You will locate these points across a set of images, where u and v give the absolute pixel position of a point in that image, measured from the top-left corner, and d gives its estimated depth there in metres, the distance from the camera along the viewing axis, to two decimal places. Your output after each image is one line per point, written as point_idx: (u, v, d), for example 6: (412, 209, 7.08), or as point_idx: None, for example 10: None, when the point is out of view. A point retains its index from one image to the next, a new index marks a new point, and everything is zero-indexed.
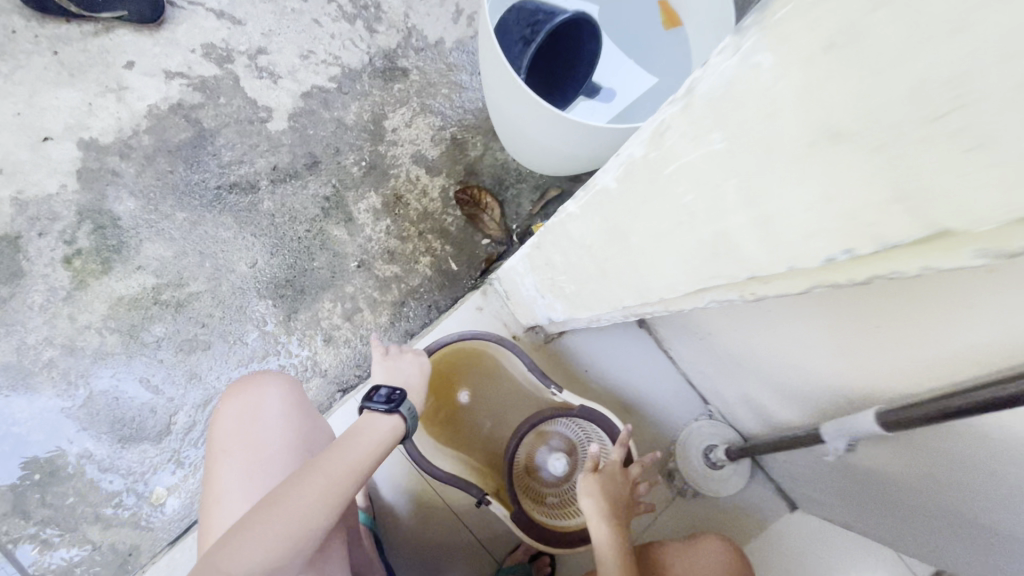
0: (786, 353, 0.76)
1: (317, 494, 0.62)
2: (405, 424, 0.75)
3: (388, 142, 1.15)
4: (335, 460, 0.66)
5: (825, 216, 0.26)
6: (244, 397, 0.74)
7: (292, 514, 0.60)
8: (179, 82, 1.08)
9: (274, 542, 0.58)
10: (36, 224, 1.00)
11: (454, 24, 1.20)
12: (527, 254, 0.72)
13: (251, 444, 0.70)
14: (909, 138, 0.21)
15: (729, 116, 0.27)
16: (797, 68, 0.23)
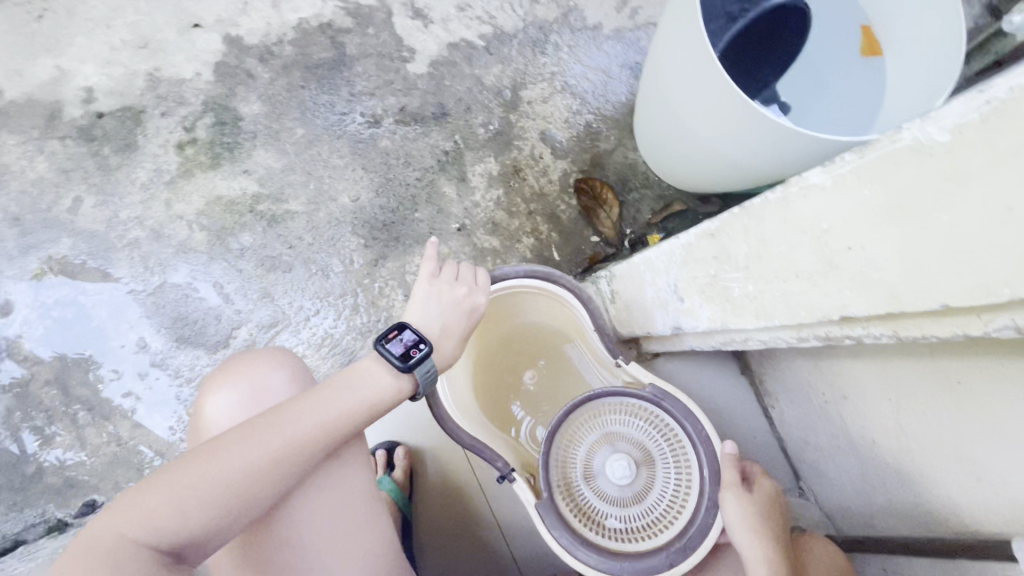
0: (958, 440, 0.62)
1: (267, 454, 0.51)
2: (413, 389, 0.62)
3: (521, 112, 1.09)
4: (301, 413, 0.54)
5: None
6: (238, 380, 0.63)
7: (225, 472, 0.49)
8: (334, 3, 1.06)
9: (195, 504, 0.48)
10: (162, 103, 0.99)
11: (616, 13, 1.15)
12: (684, 244, 0.63)
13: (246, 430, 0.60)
14: None
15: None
16: None
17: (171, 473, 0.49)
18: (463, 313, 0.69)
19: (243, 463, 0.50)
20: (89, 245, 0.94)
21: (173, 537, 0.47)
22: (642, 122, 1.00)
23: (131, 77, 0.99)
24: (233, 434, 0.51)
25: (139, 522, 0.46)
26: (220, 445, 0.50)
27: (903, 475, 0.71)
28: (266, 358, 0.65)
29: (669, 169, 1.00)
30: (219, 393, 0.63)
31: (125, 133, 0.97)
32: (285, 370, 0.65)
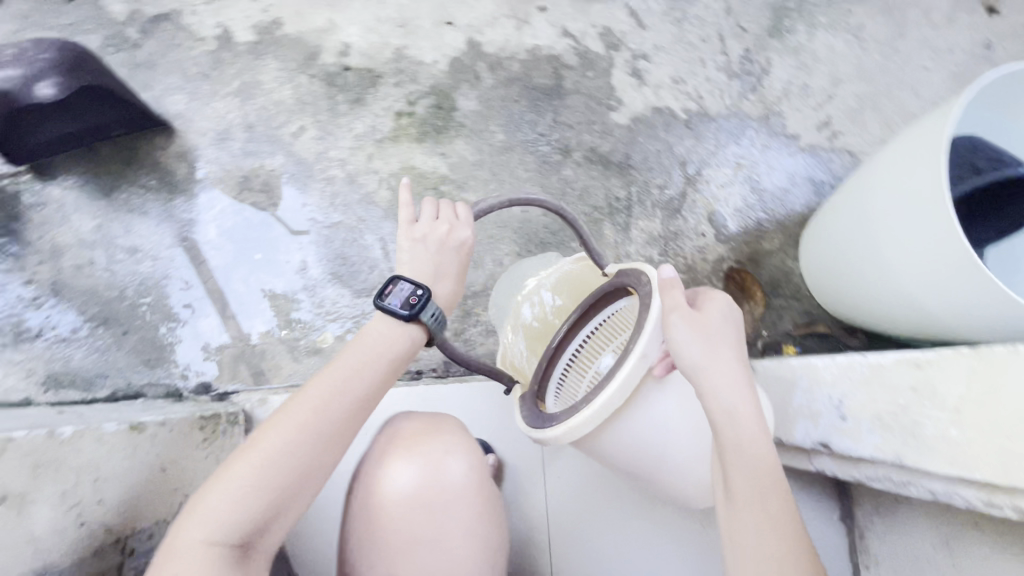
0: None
1: (318, 440, 0.57)
2: (426, 335, 0.67)
3: (699, 188, 1.12)
4: (328, 389, 0.59)
5: None
6: (390, 428, 0.72)
7: (286, 460, 0.55)
8: (568, 41, 1.17)
9: (260, 491, 0.54)
10: (399, 76, 1.11)
11: (816, 130, 1.18)
12: (872, 364, 0.62)
13: (375, 459, 0.69)
14: None
15: None
16: None
17: (220, 476, 0.54)
18: (450, 252, 0.71)
19: (297, 449, 0.56)
20: (296, 169, 1.05)
21: (232, 529, 0.53)
22: (819, 234, 1.00)
23: (383, 47, 1.12)
24: (277, 426, 0.57)
25: (199, 526, 0.52)
26: (264, 436, 0.56)
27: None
28: (407, 415, 0.74)
29: (831, 291, 1.00)
30: (382, 435, 0.73)
31: (360, 89, 1.10)
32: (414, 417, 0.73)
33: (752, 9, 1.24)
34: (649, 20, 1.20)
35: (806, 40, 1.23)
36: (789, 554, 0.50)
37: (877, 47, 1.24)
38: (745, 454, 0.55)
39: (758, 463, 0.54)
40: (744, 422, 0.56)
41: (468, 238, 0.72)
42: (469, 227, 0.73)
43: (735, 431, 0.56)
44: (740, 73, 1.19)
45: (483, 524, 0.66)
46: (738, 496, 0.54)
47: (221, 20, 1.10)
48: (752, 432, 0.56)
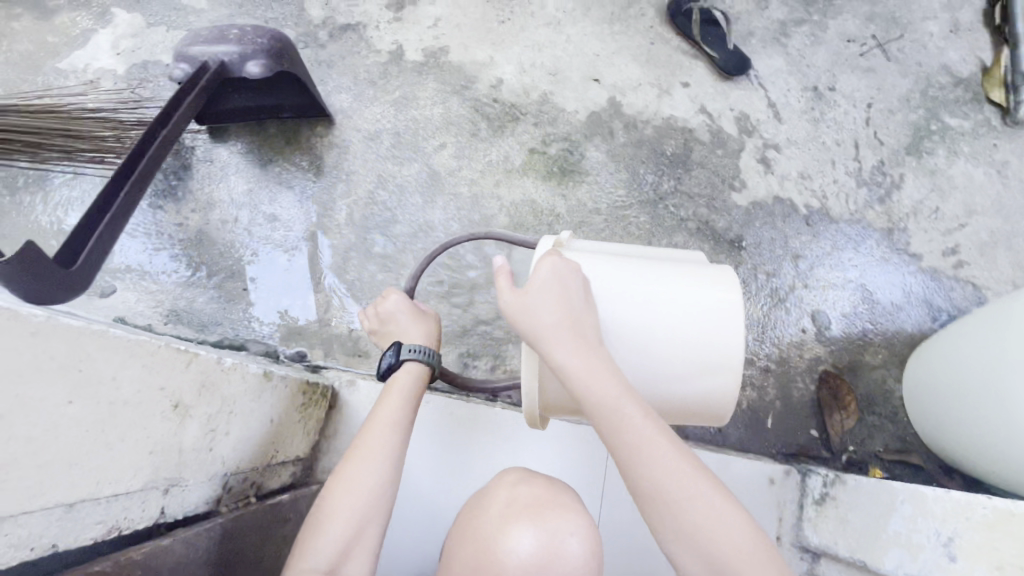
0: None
1: (386, 471, 0.68)
2: (415, 359, 0.77)
3: (807, 283, 1.11)
4: (381, 425, 0.71)
5: None
6: (504, 494, 0.63)
7: (363, 488, 0.66)
8: (704, 118, 1.21)
9: (343, 512, 0.65)
10: (539, 117, 1.19)
11: (942, 255, 1.15)
12: (999, 510, 0.58)
13: (490, 533, 0.59)
14: None
15: None
16: None
17: (319, 511, 0.65)
18: (395, 319, 0.82)
19: (370, 477, 0.67)
20: (429, 179, 1.14)
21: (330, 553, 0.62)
22: (933, 359, 0.95)
23: (531, 88, 1.21)
24: (349, 459, 0.69)
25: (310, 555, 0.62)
26: (343, 467, 0.68)
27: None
28: (513, 476, 0.66)
29: (935, 420, 0.94)
30: (495, 499, 0.63)
31: (503, 121, 1.18)
32: (530, 483, 0.64)
33: (893, 124, 1.24)
34: (787, 114, 1.23)
35: (945, 165, 1.22)
36: (686, 489, 0.55)
37: (1021, 186, 1.20)
38: (603, 412, 0.58)
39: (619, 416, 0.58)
40: (579, 381, 0.59)
41: (393, 293, 0.83)
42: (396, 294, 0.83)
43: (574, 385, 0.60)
44: (869, 182, 1.19)
45: None
46: (617, 451, 0.58)
47: (397, 39, 1.23)
48: (586, 385, 0.59)
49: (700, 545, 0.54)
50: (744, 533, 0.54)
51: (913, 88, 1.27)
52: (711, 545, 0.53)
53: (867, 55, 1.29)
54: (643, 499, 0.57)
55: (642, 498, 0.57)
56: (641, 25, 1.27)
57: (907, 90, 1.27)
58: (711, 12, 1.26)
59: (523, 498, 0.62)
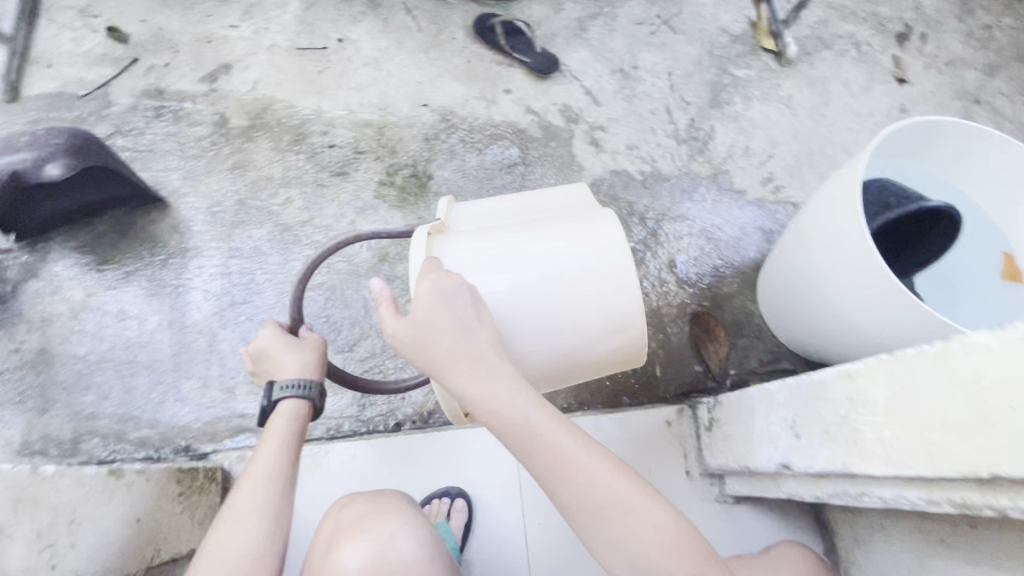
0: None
1: (256, 524, 0.66)
2: (292, 398, 0.75)
3: (657, 240, 1.21)
4: (252, 479, 0.69)
5: None
6: (331, 520, 0.71)
7: (238, 552, 0.64)
8: (531, 117, 1.31)
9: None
10: (379, 151, 1.23)
11: (761, 185, 1.30)
12: (814, 381, 0.67)
13: (328, 556, 0.67)
14: None
15: None
16: None
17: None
18: (269, 358, 0.78)
19: (246, 536, 0.65)
20: (282, 235, 1.13)
21: None
22: (770, 276, 1.08)
23: (365, 127, 1.25)
24: (221, 526, 0.66)
25: None
26: (217, 534, 0.65)
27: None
28: (340, 501, 0.74)
29: (788, 326, 1.05)
30: (326, 528, 0.71)
31: (344, 164, 1.21)
32: (354, 502, 0.72)
33: (693, 86, 1.40)
34: (603, 97, 1.35)
35: (744, 109, 1.39)
36: (608, 495, 0.58)
37: (806, 114, 1.40)
38: (520, 433, 0.59)
39: (527, 423, 0.60)
40: (486, 405, 0.60)
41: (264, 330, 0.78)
42: (265, 332, 0.78)
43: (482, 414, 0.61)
44: (687, 139, 1.33)
45: None
46: (535, 469, 0.59)
47: (218, 109, 1.23)
48: (491, 408, 0.60)
49: (627, 549, 0.56)
50: (674, 528, 0.57)
51: (701, 52, 1.45)
52: (638, 547, 0.56)
53: (657, 32, 1.46)
54: (560, 499, 0.59)
55: (567, 514, 0.59)
56: (454, 48, 1.36)
57: (696, 55, 1.44)
58: (513, 24, 1.38)
59: (349, 518, 0.70)
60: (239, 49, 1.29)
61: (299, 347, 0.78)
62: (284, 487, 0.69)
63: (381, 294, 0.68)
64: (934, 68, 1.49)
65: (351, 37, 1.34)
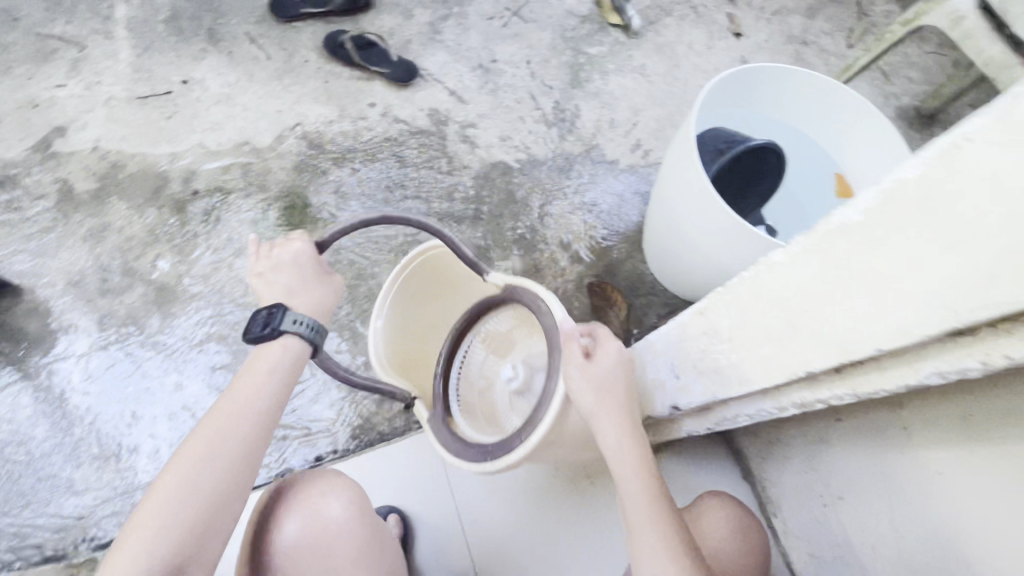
0: (988, 513, 0.59)
1: (217, 464, 0.63)
2: (297, 337, 0.73)
3: (544, 222, 1.26)
4: (231, 416, 0.66)
5: (932, 298, 0.37)
6: (274, 486, 0.76)
7: (195, 491, 0.61)
8: (400, 126, 1.31)
9: (168, 521, 0.59)
10: (248, 187, 1.19)
11: (631, 152, 1.37)
12: (679, 323, 0.72)
13: (265, 520, 0.72)
14: (984, 248, 0.33)
15: (908, 215, 0.38)
16: (921, 197, 0.36)
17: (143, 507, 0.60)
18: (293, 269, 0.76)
19: (206, 475, 0.62)
20: (158, 295, 1.08)
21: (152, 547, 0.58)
22: (650, 236, 1.15)
23: (229, 166, 1.21)
24: (181, 463, 0.62)
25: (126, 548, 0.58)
26: (178, 468, 0.62)
27: (954, 564, 0.63)
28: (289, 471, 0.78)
29: (674, 279, 1.13)
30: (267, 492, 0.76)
31: (212, 208, 1.16)
32: (300, 473, 0.77)
33: (552, 70, 1.46)
34: (468, 94, 1.38)
35: (603, 84, 1.46)
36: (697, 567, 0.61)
37: (660, 79, 1.49)
38: (649, 485, 0.67)
39: (634, 466, 0.68)
40: (629, 457, 0.68)
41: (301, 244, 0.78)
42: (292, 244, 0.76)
43: (622, 461, 0.69)
44: (556, 121, 1.39)
45: (367, 551, 0.73)
46: (645, 520, 0.65)
47: (60, 177, 1.15)
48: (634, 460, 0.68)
49: None
50: None
51: (554, 37, 1.50)
52: None
53: (509, 24, 1.50)
54: (653, 551, 0.62)
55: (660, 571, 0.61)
56: (309, 71, 1.34)
57: (550, 40, 1.50)
58: (364, 37, 1.37)
59: (292, 486, 0.75)
60: (73, 109, 1.21)
61: (318, 283, 0.79)
62: (261, 427, 0.67)
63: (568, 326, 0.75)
64: (764, 19, 1.63)
65: (196, 77, 1.28)
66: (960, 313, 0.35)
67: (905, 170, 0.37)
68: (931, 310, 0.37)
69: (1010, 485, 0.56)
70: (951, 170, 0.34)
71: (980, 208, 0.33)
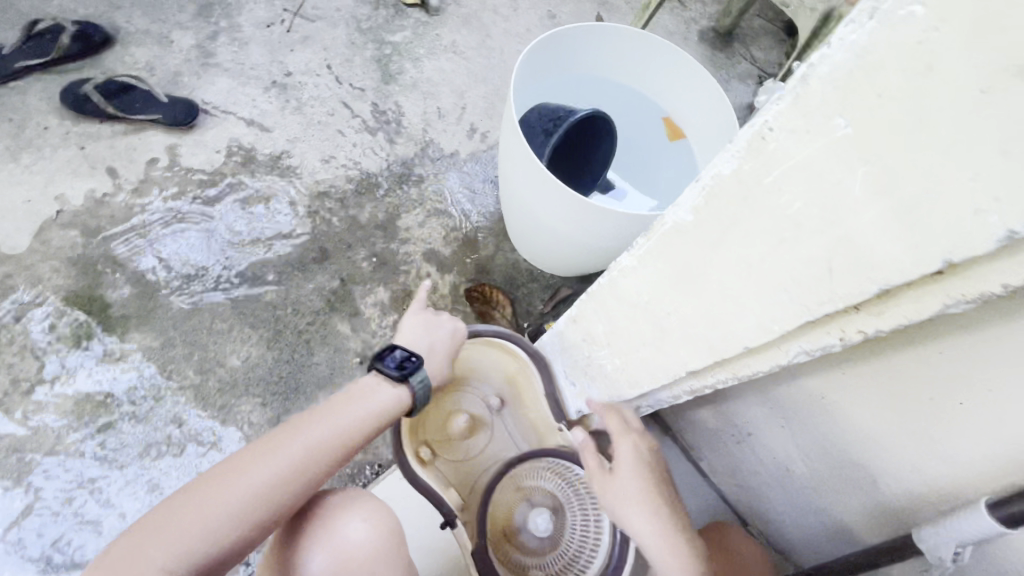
0: (873, 424, 0.63)
1: (279, 466, 0.57)
2: (411, 400, 0.69)
3: (399, 239, 1.15)
4: (319, 431, 0.61)
5: (785, 294, 0.34)
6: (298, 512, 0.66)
7: (250, 486, 0.56)
8: (197, 176, 1.10)
9: (210, 511, 0.54)
10: (17, 310, 0.95)
11: (468, 139, 1.29)
12: (557, 332, 0.67)
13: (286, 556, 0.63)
14: (822, 241, 0.30)
15: (737, 210, 0.34)
16: (746, 190, 0.33)
17: (207, 482, 0.56)
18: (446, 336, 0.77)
19: (264, 473, 0.57)
20: None
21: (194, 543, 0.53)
22: (512, 224, 1.10)
23: None
24: (252, 453, 0.58)
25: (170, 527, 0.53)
26: (248, 459, 0.57)
27: (856, 472, 0.68)
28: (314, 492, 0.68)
29: (547, 263, 1.09)
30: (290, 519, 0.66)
31: None
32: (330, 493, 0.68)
33: (358, 69, 1.31)
34: (270, 119, 1.20)
35: (418, 72, 1.34)
36: None
37: (475, 54, 1.41)
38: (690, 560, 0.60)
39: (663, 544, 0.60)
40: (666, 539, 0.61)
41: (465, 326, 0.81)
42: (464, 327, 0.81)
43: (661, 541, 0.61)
44: (380, 126, 1.25)
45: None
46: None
47: None
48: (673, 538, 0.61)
49: None
50: None
51: (349, 32, 1.35)
52: None
53: (293, 27, 1.31)
54: None
55: None
56: (54, 139, 1.07)
57: (346, 36, 1.34)
58: (115, 81, 1.12)
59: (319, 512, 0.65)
60: None
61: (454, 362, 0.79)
62: (339, 458, 0.62)
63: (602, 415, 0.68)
64: None
65: None
66: (815, 309, 0.33)
67: (721, 163, 0.34)
68: (788, 307, 0.34)
69: (885, 394, 0.59)
70: (767, 158, 0.30)
71: (805, 198, 0.30)
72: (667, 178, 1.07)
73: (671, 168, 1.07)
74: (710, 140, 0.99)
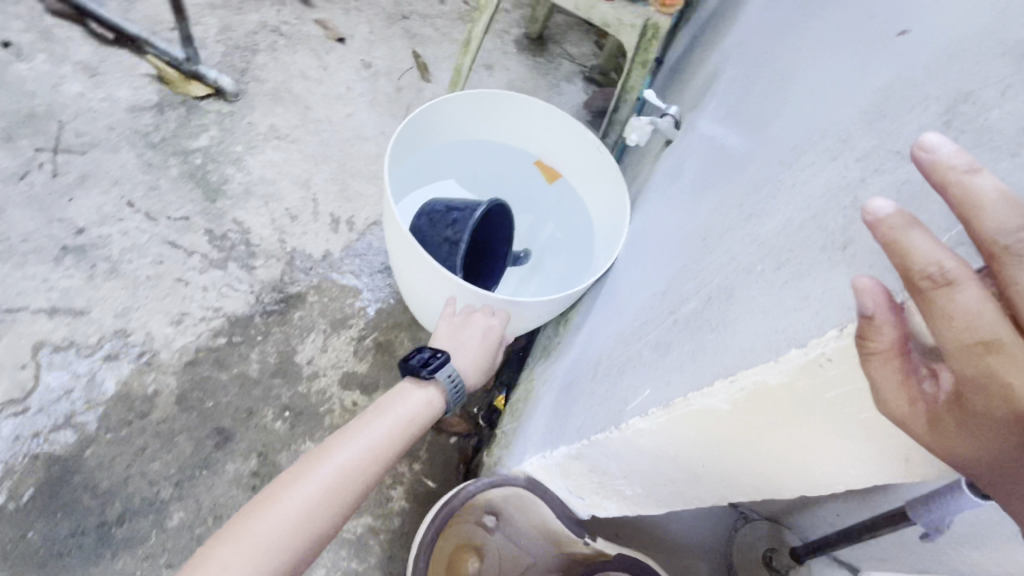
0: None
1: (317, 485, 0.55)
2: (441, 398, 0.68)
3: (307, 377, 1.00)
4: (354, 446, 0.59)
5: (854, 470, 0.34)
6: None
7: (289, 512, 0.53)
8: (11, 411, 0.85)
9: (249, 546, 0.50)
10: None
11: (335, 233, 1.15)
12: (554, 464, 0.63)
13: None
14: (890, 443, 0.31)
15: (788, 412, 0.33)
16: (796, 403, 0.32)
17: (243, 518, 0.52)
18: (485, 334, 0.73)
19: (301, 498, 0.54)
20: None
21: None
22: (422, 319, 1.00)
23: None
24: (286, 480, 0.55)
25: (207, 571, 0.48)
26: (280, 489, 0.54)
27: None
28: None
29: None
30: None
31: None
32: None
33: (169, 194, 1.08)
34: (81, 297, 0.95)
35: (245, 174, 1.15)
36: None
37: (302, 132, 1.25)
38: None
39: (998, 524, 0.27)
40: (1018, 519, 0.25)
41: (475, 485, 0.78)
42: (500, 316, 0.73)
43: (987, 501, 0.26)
44: (226, 254, 1.06)
45: None
46: None
47: None
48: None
49: None
50: None
51: (139, 151, 1.10)
52: None
53: (60, 169, 1.04)
54: None
55: None
56: None
57: (137, 157, 1.09)
58: None
59: None
60: None
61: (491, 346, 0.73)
62: (378, 474, 0.60)
63: (1017, 242, 0.23)
64: (353, 11, 1.47)
65: None
66: (888, 479, 0.34)
67: (760, 378, 0.32)
68: (855, 476, 0.35)
69: None
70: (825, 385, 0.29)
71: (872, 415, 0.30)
72: (558, 217, 1.06)
73: (561, 206, 1.05)
74: (591, 175, 0.99)
